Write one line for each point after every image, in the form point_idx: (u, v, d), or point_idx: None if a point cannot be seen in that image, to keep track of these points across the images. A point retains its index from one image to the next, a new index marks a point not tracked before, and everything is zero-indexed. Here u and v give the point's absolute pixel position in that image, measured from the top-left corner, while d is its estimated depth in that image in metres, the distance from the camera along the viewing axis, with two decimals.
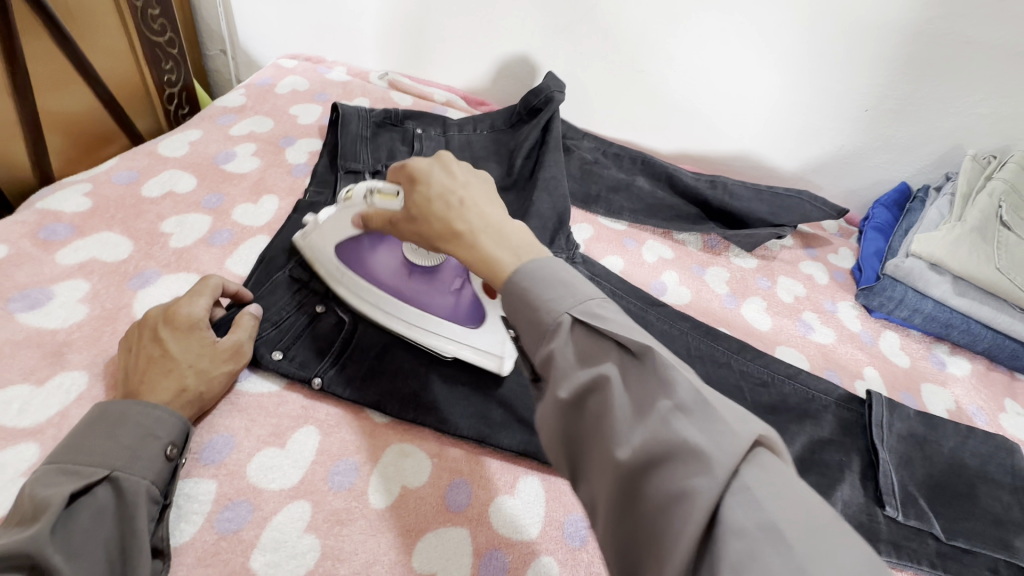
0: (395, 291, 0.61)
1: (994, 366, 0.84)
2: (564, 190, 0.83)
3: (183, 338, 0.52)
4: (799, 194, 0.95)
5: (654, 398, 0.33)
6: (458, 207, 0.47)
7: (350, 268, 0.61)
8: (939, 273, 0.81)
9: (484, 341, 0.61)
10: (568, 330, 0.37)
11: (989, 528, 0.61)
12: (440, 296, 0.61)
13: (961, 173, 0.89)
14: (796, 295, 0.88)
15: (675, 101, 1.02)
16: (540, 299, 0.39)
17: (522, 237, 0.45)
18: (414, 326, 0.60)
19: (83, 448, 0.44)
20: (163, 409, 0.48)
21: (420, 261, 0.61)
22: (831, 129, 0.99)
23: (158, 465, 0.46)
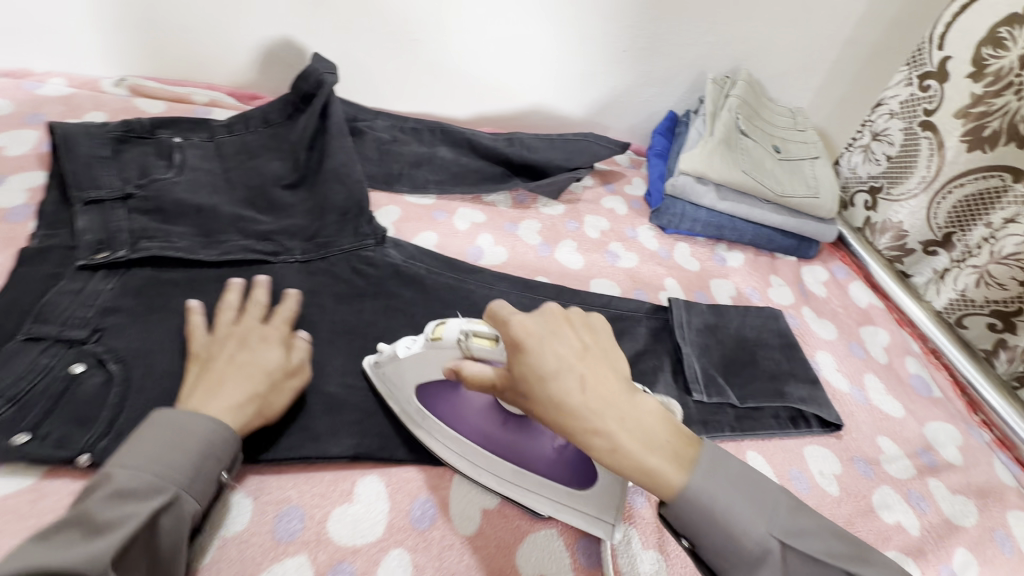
0: (499, 450, 0.55)
1: (761, 252, 1.01)
2: (358, 175, 0.79)
3: (252, 350, 0.57)
4: (586, 137, 1.03)
5: (720, 477, 0.45)
6: (589, 395, 0.43)
7: (431, 410, 0.57)
8: (704, 185, 0.95)
9: (586, 503, 0.53)
10: (753, 561, 0.43)
11: (767, 384, 0.75)
12: (542, 451, 0.54)
13: (707, 96, 1.03)
14: (602, 230, 0.96)
15: (458, 66, 1.02)
16: (704, 523, 0.44)
17: (651, 421, 0.44)
18: (508, 482, 0.56)
19: (148, 460, 0.46)
20: (229, 430, 0.50)
21: (510, 409, 0.54)
22: (602, 73, 1.07)
23: (209, 490, 0.49)
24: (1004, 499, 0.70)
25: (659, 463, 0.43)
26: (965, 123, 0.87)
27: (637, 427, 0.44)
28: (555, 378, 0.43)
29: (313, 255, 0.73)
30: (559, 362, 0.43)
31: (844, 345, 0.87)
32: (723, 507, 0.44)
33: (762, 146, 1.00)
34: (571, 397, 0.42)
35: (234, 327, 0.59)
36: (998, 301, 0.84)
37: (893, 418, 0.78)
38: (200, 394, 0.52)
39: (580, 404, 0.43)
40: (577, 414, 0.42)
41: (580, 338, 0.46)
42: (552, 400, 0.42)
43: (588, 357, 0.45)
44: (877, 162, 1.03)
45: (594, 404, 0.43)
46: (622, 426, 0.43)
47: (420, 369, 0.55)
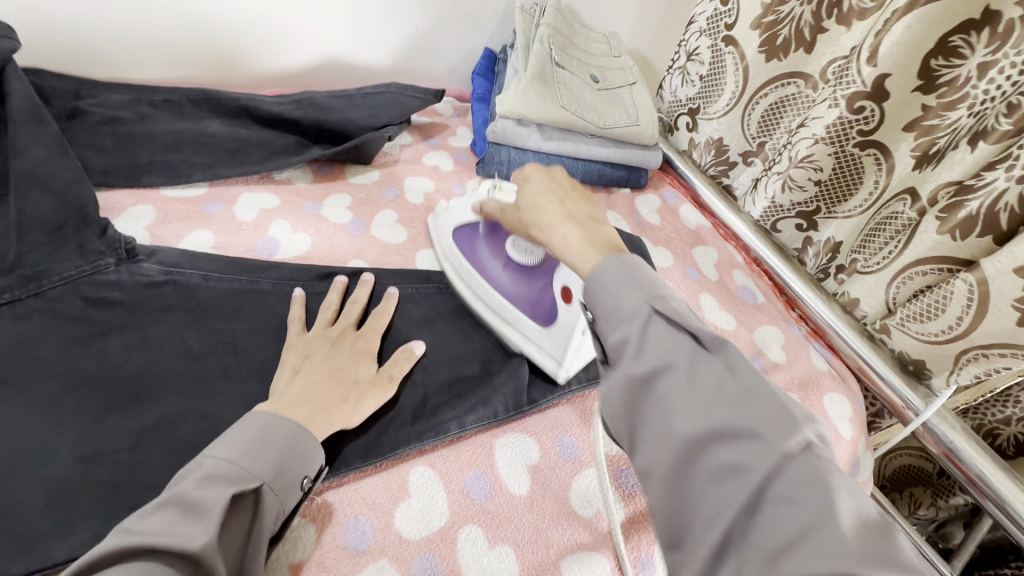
0: (502, 291, 0.67)
1: (595, 188, 0.98)
2: (73, 174, 0.59)
3: (345, 354, 0.56)
4: (389, 87, 0.89)
5: (691, 348, 0.39)
6: (562, 208, 0.54)
7: (459, 246, 0.70)
8: (526, 126, 0.88)
9: (547, 344, 0.64)
10: (646, 320, 0.41)
11: None
12: (529, 294, 0.66)
13: (517, 27, 0.94)
14: (424, 192, 0.86)
15: (211, 16, 0.81)
16: (614, 288, 0.43)
17: (607, 236, 0.50)
18: (494, 314, 0.67)
19: (248, 449, 0.43)
20: (305, 432, 0.46)
21: (518, 257, 0.67)
22: (398, 10, 0.93)
23: (293, 488, 0.44)
24: (820, 385, 0.77)
25: (585, 257, 0.47)
26: (759, 33, 0.88)
27: (607, 274, 0.44)
28: (541, 203, 0.56)
29: (19, 294, 0.53)
30: (547, 188, 0.57)
31: (680, 269, 0.88)
32: (673, 360, 0.38)
33: (579, 78, 0.94)
34: (545, 206, 0.55)
35: (331, 328, 0.59)
36: (802, 203, 0.90)
37: (726, 332, 0.81)
38: (297, 386, 0.51)
39: (547, 219, 0.54)
40: (540, 215, 0.55)
41: (563, 188, 0.58)
42: (533, 210, 0.56)
43: (573, 195, 0.57)
44: (692, 83, 1.03)
45: (557, 215, 0.54)
46: (579, 233, 0.50)
47: (460, 214, 0.71)
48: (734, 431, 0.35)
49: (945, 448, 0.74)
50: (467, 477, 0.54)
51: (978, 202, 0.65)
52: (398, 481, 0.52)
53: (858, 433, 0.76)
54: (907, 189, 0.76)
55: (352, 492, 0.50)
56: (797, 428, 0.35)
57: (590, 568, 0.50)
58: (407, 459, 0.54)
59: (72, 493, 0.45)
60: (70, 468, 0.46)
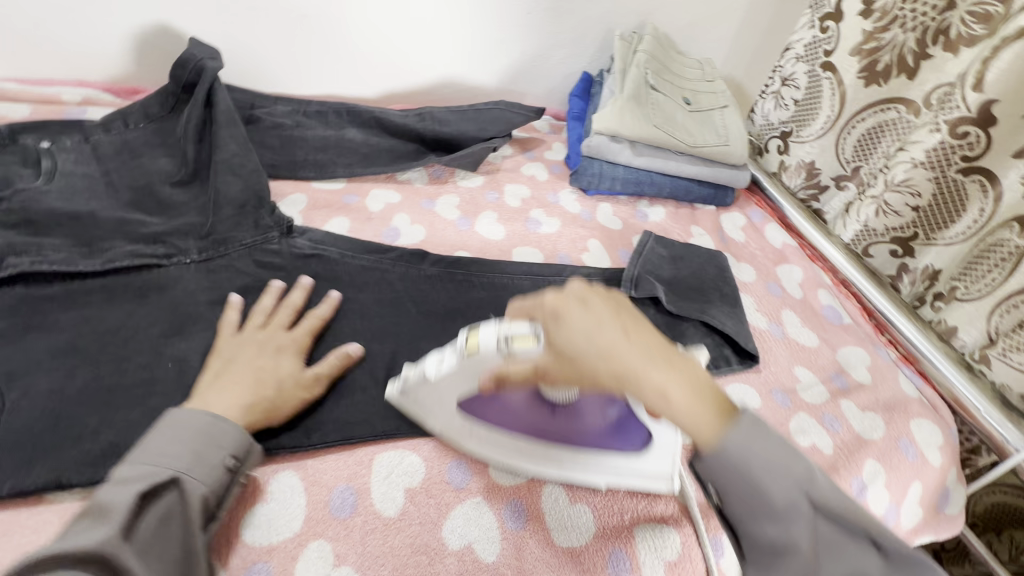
0: (534, 431, 0.57)
1: (681, 204, 1.03)
2: (253, 164, 0.74)
3: (271, 354, 0.58)
4: (499, 104, 1.00)
5: (733, 429, 0.41)
6: (631, 350, 0.43)
7: (479, 420, 0.57)
8: (619, 143, 0.95)
9: (650, 467, 0.56)
10: (686, 414, 0.41)
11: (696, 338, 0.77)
12: (617, 451, 0.56)
13: (616, 54, 1.02)
14: (522, 197, 0.95)
15: (358, 43, 0.97)
16: (638, 380, 0.43)
17: (690, 381, 0.43)
18: (569, 470, 0.56)
19: (157, 450, 0.47)
20: (221, 421, 0.50)
21: (555, 396, 0.56)
22: (510, 37, 1.05)
23: (217, 473, 0.48)
24: (908, 410, 0.76)
25: (691, 407, 0.41)
26: (860, 60, 0.91)
27: (741, 443, 0.40)
28: (602, 333, 0.44)
29: (212, 253, 0.68)
30: (596, 324, 0.44)
31: (763, 285, 0.90)
32: (799, 502, 0.39)
33: (672, 100, 1.00)
34: (610, 352, 0.43)
35: (262, 330, 0.61)
36: (898, 229, 0.89)
37: (808, 348, 0.82)
38: (212, 386, 0.54)
39: (639, 369, 0.42)
40: (617, 365, 0.42)
41: (608, 307, 0.46)
42: (601, 356, 0.43)
43: (615, 315, 0.45)
44: (786, 108, 1.06)
45: (638, 356, 0.43)
46: (669, 378, 0.42)
47: (455, 383, 0.53)
48: (867, 567, 0.38)
49: None
50: None
51: None
52: None
53: (949, 463, 0.73)
54: (1013, 216, 0.73)
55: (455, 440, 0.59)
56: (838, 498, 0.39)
57: (662, 538, 0.54)
58: None
59: None
60: None
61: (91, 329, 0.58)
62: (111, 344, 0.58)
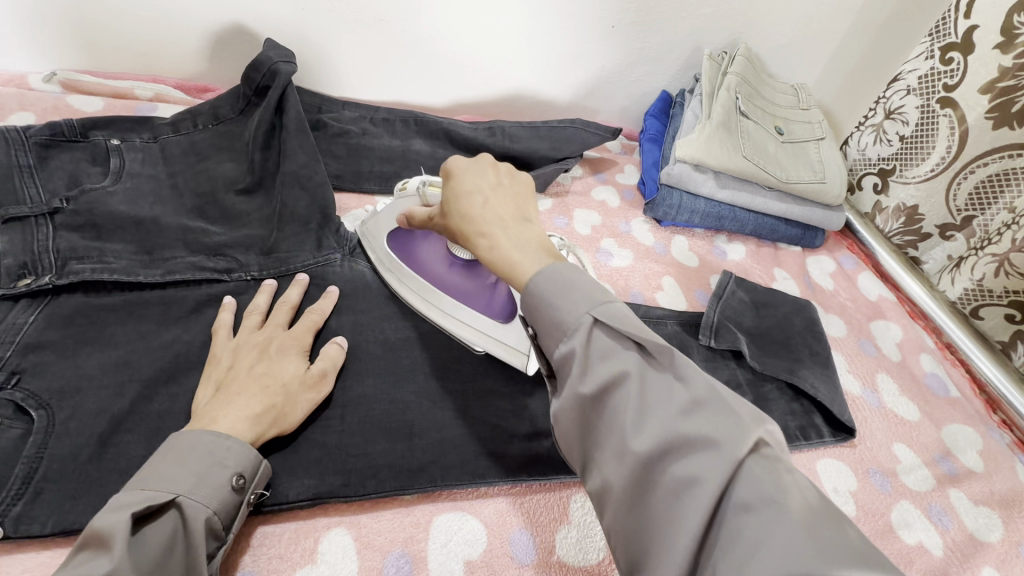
0: (434, 280, 0.65)
1: (763, 242, 0.94)
2: (321, 177, 0.70)
3: (273, 356, 0.53)
4: (574, 122, 0.94)
5: (630, 352, 0.39)
6: (488, 211, 0.48)
7: (400, 256, 0.67)
8: (703, 173, 0.88)
9: (511, 338, 0.62)
10: (586, 329, 0.40)
11: (784, 402, 0.70)
12: (479, 291, 0.64)
13: (704, 75, 0.94)
14: (592, 225, 0.89)
15: (431, 49, 0.93)
16: (546, 298, 0.42)
17: (536, 238, 0.47)
18: (448, 315, 0.64)
19: (153, 474, 0.42)
20: (225, 438, 0.45)
21: (459, 253, 0.65)
22: (590, 51, 0.99)
23: (222, 494, 0.43)
24: None
25: (519, 255, 0.45)
26: (990, 98, 0.80)
27: (565, 308, 0.41)
28: (467, 197, 0.50)
29: (273, 272, 0.64)
30: (472, 187, 0.50)
31: (855, 342, 0.81)
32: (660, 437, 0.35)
33: (764, 129, 0.92)
34: (471, 211, 0.48)
35: (257, 333, 0.56)
36: (1018, 292, 0.79)
37: (908, 422, 0.73)
38: (216, 400, 0.48)
39: (477, 211, 0.48)
40: (472, 221, 0.48)
41: (495, 186, 0.50)
42: (460, 215, 0.49)
43: (502, 192, 0.50)
44: (889, 143, 0.96)
45: (486, 215, 0.48)
46: (504, 232, 0.47)
47: (389, 218, 0.66)
48: (739, 498, 0.32)
49: None
50: None
51: None
52: (560, 505, 0.54)
53: None
54: None
55: (519, 504, 0.53)
56: (749, 430, 0.34)
57: None
58: (568, 487, 0.56)
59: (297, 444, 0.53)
60: None
61: (146, 346, 0.55)
62: (167, 364, 0.55)
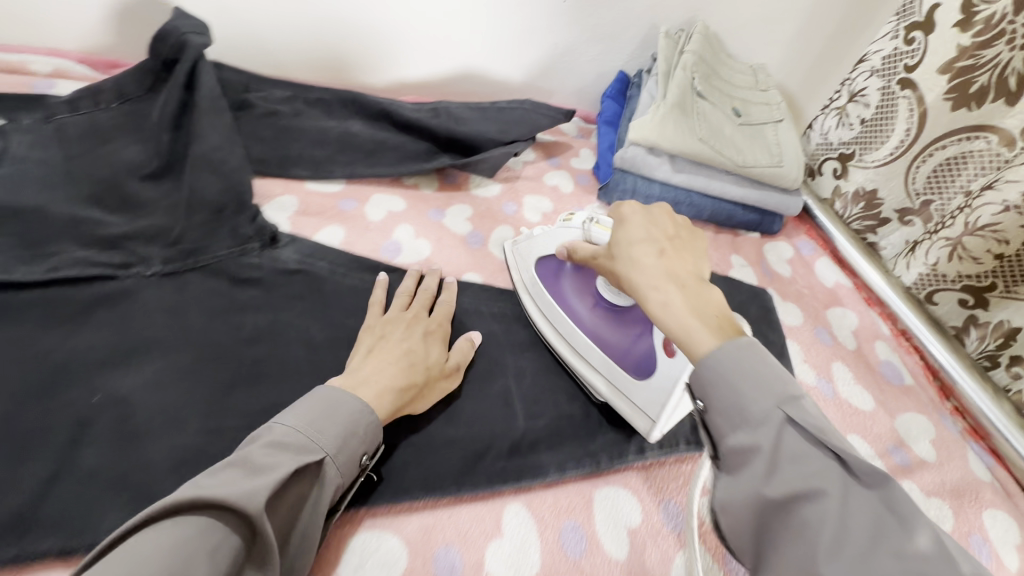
0: (575, 321, 0.62)
1: (722, 229, 0.92)
2: (236, 160, 0.65)
3: (420, 338, 0.56)
4: (523, 103, 0.89)
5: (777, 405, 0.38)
6: (660, 262, 0.49)
7: (544, 283, 0.65)
8: (657, 156, 0.84)
9: (638, 398, 0.58)
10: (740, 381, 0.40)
11: None
12: (621, 340, 0.61)
13: (660, 53, 0.90)
14: (543, 212, 0.84)
15: (369, 24, 0.86)
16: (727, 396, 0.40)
17: (704, 292, 0.47)
18: (582, 361, 0.61)
19: (320, 419, 0.44)
20: (371, 412, 0.47)
21: (608, 296, 0.62)
22: (541, 28, 0.93)
23: (353, 466, 0.45)
24: (980, 498, 0.65)
25: (689, 332, 0.44)
26: (949, 79, 0.78)
27: (749, 403, 0.39)
28: (640, 244, 0.51)
29: (178, 265, 0.58)
30: (646, 235, 0.51)
31: (811, 331, 0.79)
32: (825, 486, 0.35)
33: (720, 110, 0.89)
34: (642, 257, 0.49)
35: (406, 312, 0.59)
36: (971, 276, 0.78)
37: (862, 412, 0.71)
38: (369, 365, 0.51)
39: (648, 262, 0.49)
40: (636, 268, 0.49)
41: (666, 240, 0.51)
42: (631, 263, 0.50)
43: (672, 242, 0.51)
44: (850, 127, 0.93)
45: (660, 274, 0.48)
46: (686, 299, 0.45)
47: (548, 243, 0.65)
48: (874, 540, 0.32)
49: None
50: (563, 528, 0.51)
51: None
52: (492, 516, 0.50)
53: None
54: None
55: (447, 517, 0.49)
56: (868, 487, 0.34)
57: None
58: (503, 495, 0.52)
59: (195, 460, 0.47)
60: (195, 436, 0.49)
61: (22, 354, 0.49)
62: (45, 373, 0.49)
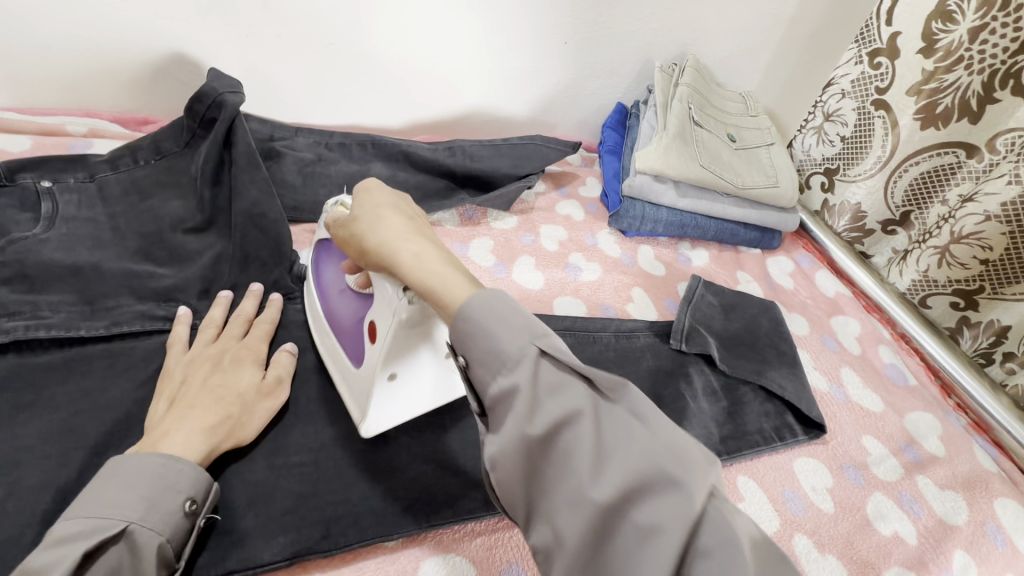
0: (328, 313, 0.61)
1: (725, 247, 0.97)
2: (275, 211, 0.67)
3: (226, 368, 0.53)
4: (533, 138, 0.94)
5: (577, 385, 0.39)
6: (384, 252, 0.48)
7: (312, 279, 0.64)
8: (662, 183, 0.89)
9: (362, 393, 0.54)
10: (531, 361, 0.39)
11: (760, 406, 0.71)
12: (346, 325, 0.58)
13: (656, 85, 0.96)
14: (559, 240, 0.89)
15: (384, 70, 0.91)
16: (475, 340, 0.40)
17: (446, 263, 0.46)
18: (330, 357, 0.59)
19: (93, 501, 0.40)
20: (182, 459, 0.44)
21: (354, 283, 0.59)
22: (544, 67, 0.99)
23: (175, 520, 0.42)
24: (991, 487, 0.69)
25: (442, 283, 0.44)
26: (917, 100, 0.85)
27: (539, 381, 0.39)
28: (373, 231, 0.49)
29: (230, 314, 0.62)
30: (393, 216, 0.50)
31: (818, 339, 0.84)
32: (580, 410, 0.38)
33: (716, 136, 0.95)
34: (388, 241, 0.48)
35: (211, 345, 0.56)
36: (960, 280, 0.84)
37: (873, 414, 0.75)
38: (171, 416, 0.48)
39: (387, 242, 0.48)
40: (385, 244, 0.48)
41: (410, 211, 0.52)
42: (380, 228, 0.49)
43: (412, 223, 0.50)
44: (831, 144, 1.00)
45: (398, 235, 0.48)
46: (423, 263, 0.46)
47: (324, 232, 0.62)
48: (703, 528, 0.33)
49: None
50: None
51: None
52: None
53: None
54: None
55: (506, 537, 0.52)
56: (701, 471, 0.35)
57: None
58: None
59: (266, 496, 0.50)
60: (263, 473, 0.51)
61: (95, 407, 0.52)
62: (118, 424, 0.51)
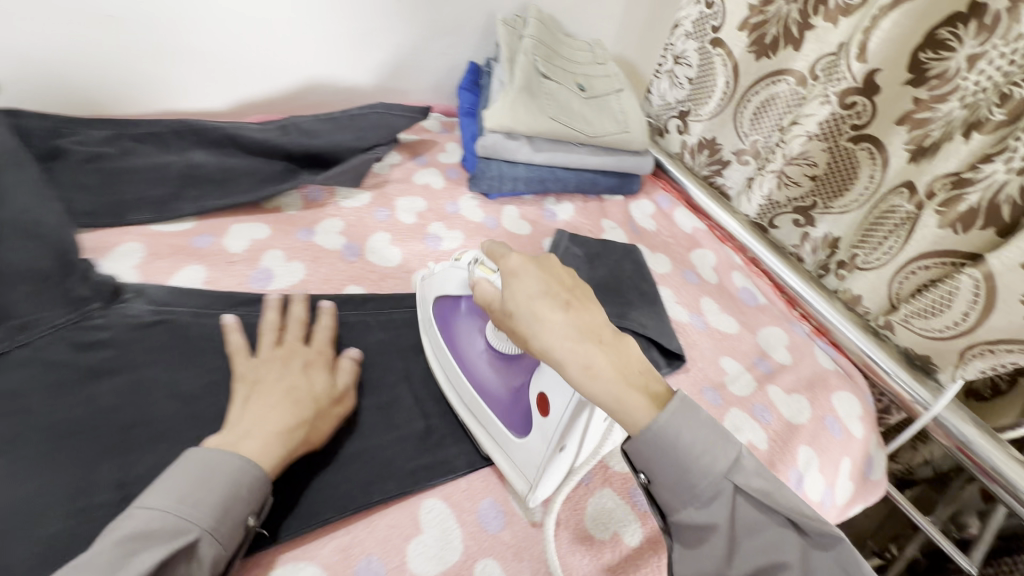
0: (466, 367, 0.61)
1: (589, 197, 0.98)
2: (52, 218, 0.59)
3: (300, 371, 0.55)
4: (375, 108, 0.88)
5: (780, 525, 0.44)
6: (547, 355, 0.47)
7: (441, 331, 0.64)
8: (516, 139, 0.87)
9: (519, 457, 0.56)
10: (728, 496, 0.45)
11: None
12: (503, 392, 0.60)
13: (501, 40, 0.93)
14: (417, 211, 0.85)
15: (191, 45, 0.80)
16: (667, 458, 0.44)
17: (639, 375, 0.47)
18: (474, 419, 0.60)
19: (173, 497, 0.41)
20: (256, 467, 0.45)
21: (501, 345, 0.62)
22: (381, 29, 0.92)
23: (238, 532, 0.43)
24: (829, 384, 0.77)
25: (629, 403, 0.45)
26: (748, 34, 0.89)
27: (726, 503, 0.44)
28: (531, 331, 0.48)
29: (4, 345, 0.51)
30: (541, 294, 0.48)
31: (679, 274, 0.88)
32: (786, 557, 0.43)
33: (566, 87, 0.94)
34: (548, 342, 0.47)
35: (279, 349, 0.57)
36: (798, 199, 0.89)
37: (729, 335, 0.80)
38: (250, 415, 0.49)
39: (542, 341, 0.47)
40: (536, 343, 0.48)
41: (560, 287, 0.49)
42: (532, 318, 0.47)
43: (573, 302, 0.49)
44: (680, 87, 1.03)
45: (557, 324, 0.47)
46: (610, 363, 0.46)
47: (455, 286, 0.63)
48: None
49: (957, 441, 0.73)
50: (480, 507, 0.55)
51: (977, 195, 0.65)
52: (410, 516, 0.52)
53: (870, 431, 0.75)
54: (903, 181, 0.75)
55: (363, 533, 0.50)
56: None
57: None
58: (419, 492, 0.54)
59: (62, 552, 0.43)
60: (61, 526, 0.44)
61: None
62: None
